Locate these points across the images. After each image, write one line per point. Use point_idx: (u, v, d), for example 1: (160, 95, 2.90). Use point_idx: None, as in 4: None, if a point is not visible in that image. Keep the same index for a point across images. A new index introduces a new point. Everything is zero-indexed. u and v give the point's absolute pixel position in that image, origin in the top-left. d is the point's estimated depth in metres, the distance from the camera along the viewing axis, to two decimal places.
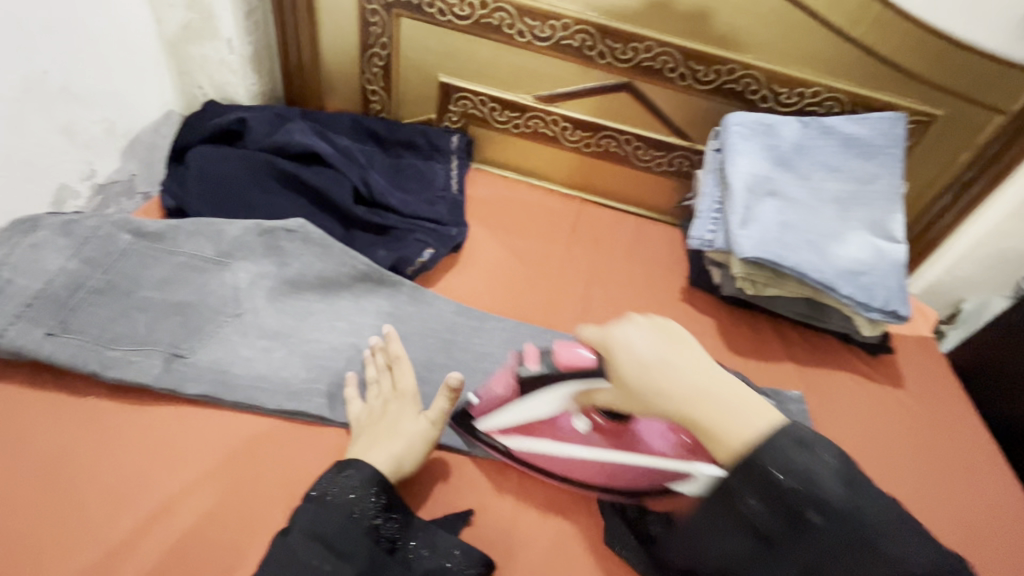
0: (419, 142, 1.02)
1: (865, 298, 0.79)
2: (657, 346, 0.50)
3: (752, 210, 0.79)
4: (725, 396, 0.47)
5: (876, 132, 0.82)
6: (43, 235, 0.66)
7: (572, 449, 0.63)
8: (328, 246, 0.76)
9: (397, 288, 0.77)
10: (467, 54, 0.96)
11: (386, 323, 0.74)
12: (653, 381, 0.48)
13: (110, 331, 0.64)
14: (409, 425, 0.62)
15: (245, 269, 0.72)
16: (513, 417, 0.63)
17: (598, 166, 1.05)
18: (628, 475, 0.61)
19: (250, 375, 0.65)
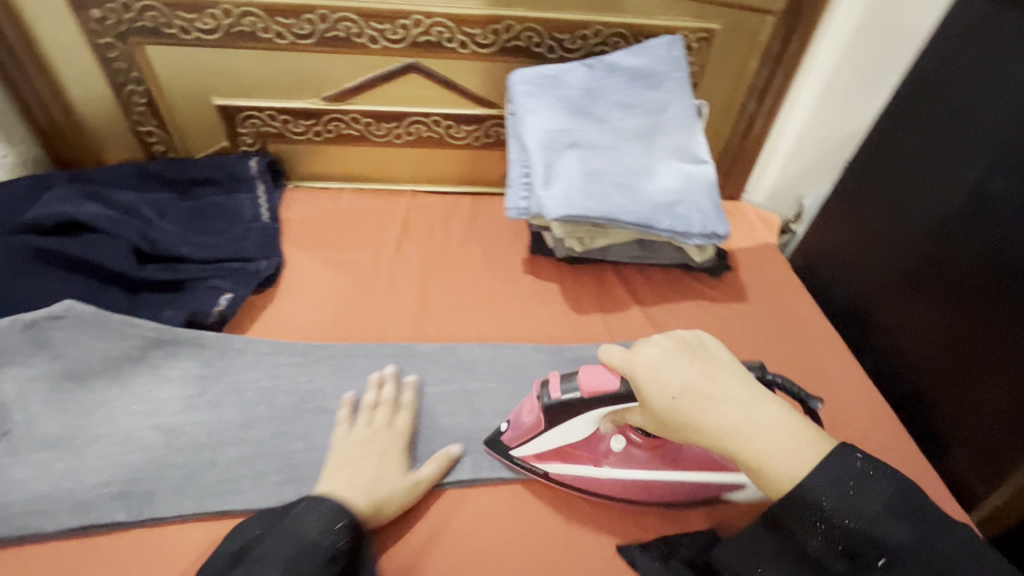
0: (215, 176, 0.93)
1: (684, 227, 0.79)
2: (699, 368, 0.50)
3: (554, 167, 0.76)
4: (781, 425, 0.47)
5: (657, 60, 0.81)
6: None
7: (610, 471, 0.61)
8: (105, 323, 0.67)
9: (200, 345, 0.69)
10: (233, 70, 0.87)
11: (195, 389, 0.66)
12: (703, 415, 0.48)
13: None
14: (387, 468, 0.59)
15: (9, 376, 0.62)
16: (549, 442, 0.60)
17: (419, 154, 1.00)
18: (669, 490, 0.61)
19: (23, 500, 0.56)
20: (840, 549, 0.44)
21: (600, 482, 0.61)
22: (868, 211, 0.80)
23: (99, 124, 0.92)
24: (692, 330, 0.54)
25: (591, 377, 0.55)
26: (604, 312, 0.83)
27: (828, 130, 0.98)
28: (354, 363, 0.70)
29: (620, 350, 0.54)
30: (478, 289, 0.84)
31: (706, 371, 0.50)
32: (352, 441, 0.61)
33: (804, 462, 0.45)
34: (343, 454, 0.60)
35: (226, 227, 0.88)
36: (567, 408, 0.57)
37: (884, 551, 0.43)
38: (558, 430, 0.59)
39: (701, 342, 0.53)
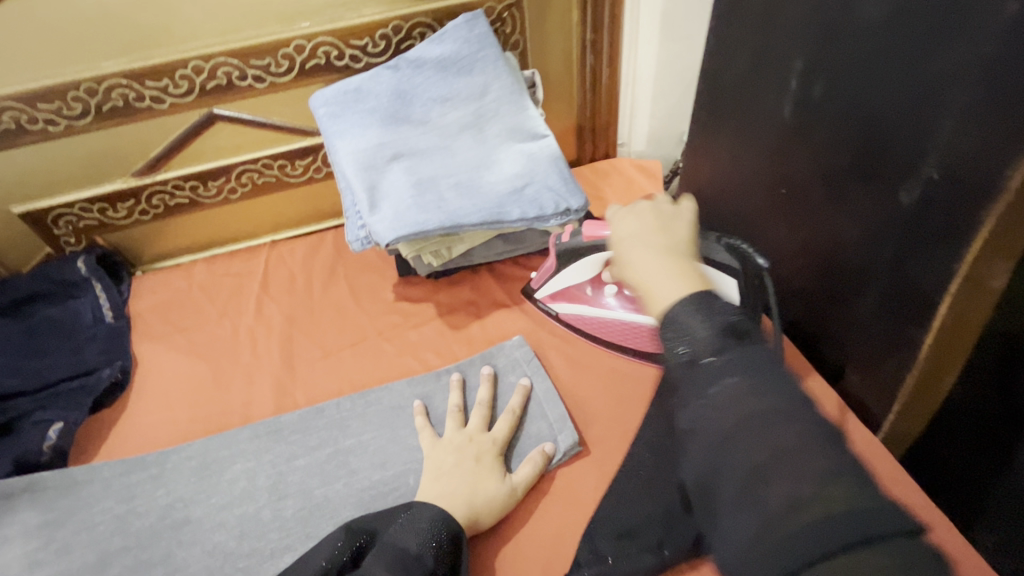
0: (43, 288, 0.84)
1: (536, 210, 0.73)
2: (659, 219, 0.52)
3: (378, 187, 0.70)
4: (676, 266, 0.44)
5: (459, 43, 0.75)
6: None
7: (606, 308, 0.70)
8: None
9: (38, 488, 0.62)
10: (19, 172, 0.79)
11: (38, 540, 0.59)
12: (630, 264, 0.47)
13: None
14: (482, 476, 0.57)
15: None
16: (559, 281, 0.72)
17: (264, 202, 0.92)
18: (652, 335, 0.67)
19: None
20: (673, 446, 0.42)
21: (594, 322, 0.71)
22: (722, 137, 0.72)
23: None
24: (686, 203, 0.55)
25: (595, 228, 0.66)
26: (483, 320, 0.77)
27: (679, 62, 0.93)
28: (216, 458, 0.64)
29: (612, 208, 0.56)
30: (349, 333, 0.78)
31: (657, 221, 0.51)
32: (448, 446, 0.60)
33: (678, 294, 0.41)
34: (434, 461, 0.59)
35: (61, 341, 0.80)
36: (575, 253, 0.69)
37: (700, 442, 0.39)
38: (567, 272, 0.71)
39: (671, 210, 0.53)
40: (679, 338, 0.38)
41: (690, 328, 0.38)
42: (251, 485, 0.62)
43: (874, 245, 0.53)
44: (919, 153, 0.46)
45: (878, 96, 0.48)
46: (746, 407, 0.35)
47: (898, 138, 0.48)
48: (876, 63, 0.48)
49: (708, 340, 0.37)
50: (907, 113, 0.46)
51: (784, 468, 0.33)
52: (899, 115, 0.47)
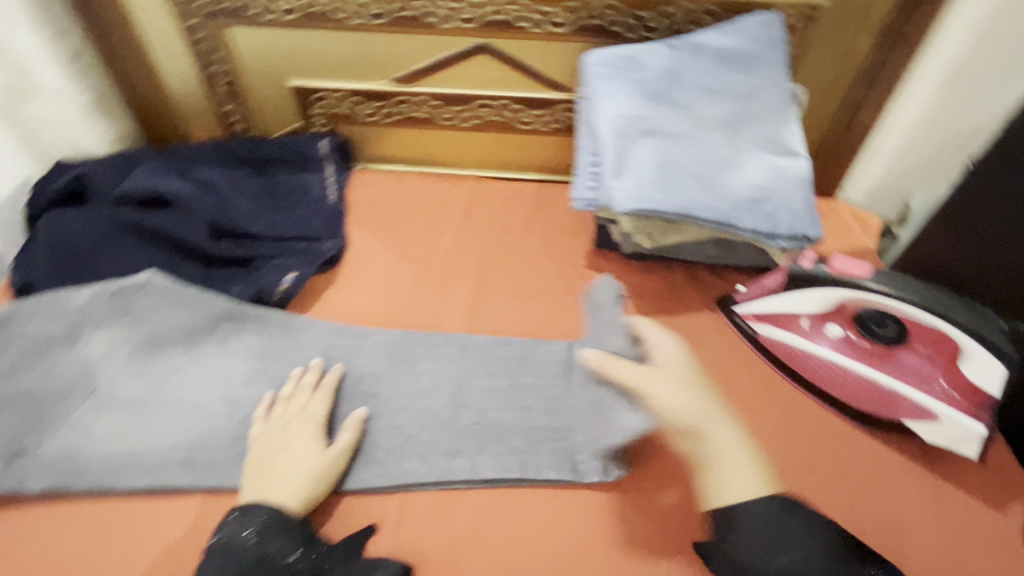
0: (288, 156, 0.95)
1: (769, 227, 0.71)
2: (675, 373, 0.59)
3: (627, 156, 0.71)
4: (744, 444, 0.55)
5: (748, 40, 0.73)
6: (26, 341, 0.67)
7: (820, 347, 0.67)
8: (181, 293, 0.70)
9: (264, 321, 0.71)
10: (308, 51, 0.88)
11: (257, 363, 0.69)
12: (654, 392, 0.56)
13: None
14: (299, 456, 0.59)
15: (98, 339, 0.68)
16: (774, 305, 0.70)
17: (486, 138, 0.97)
18: (860, 390, 0.65)
19: (104, 457, 0.61)
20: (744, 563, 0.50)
21: (797, 356, 0.68)
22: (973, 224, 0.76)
23: (188, 102, 0.97)
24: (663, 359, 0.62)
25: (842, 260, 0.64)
26: (668, 314, 0.77)
27: (951, 124, 0.85)
28: (406, 352, 0.70)
29: (597, 355, 0.59)
30: (538, 282, 0.81)
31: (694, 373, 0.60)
32: (272, 428, 0.61)
33: (750, 488, 0.52)
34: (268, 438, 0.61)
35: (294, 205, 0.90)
36: (806, 279, 0.65)
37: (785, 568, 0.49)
38: (790, 297, 0.68)
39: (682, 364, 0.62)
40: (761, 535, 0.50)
41: (777, 534, 0.50)
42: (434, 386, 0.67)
43: None
44: None
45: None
46: None
47: None
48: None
49: (808, 548, 0.50)
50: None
51: None
52: None
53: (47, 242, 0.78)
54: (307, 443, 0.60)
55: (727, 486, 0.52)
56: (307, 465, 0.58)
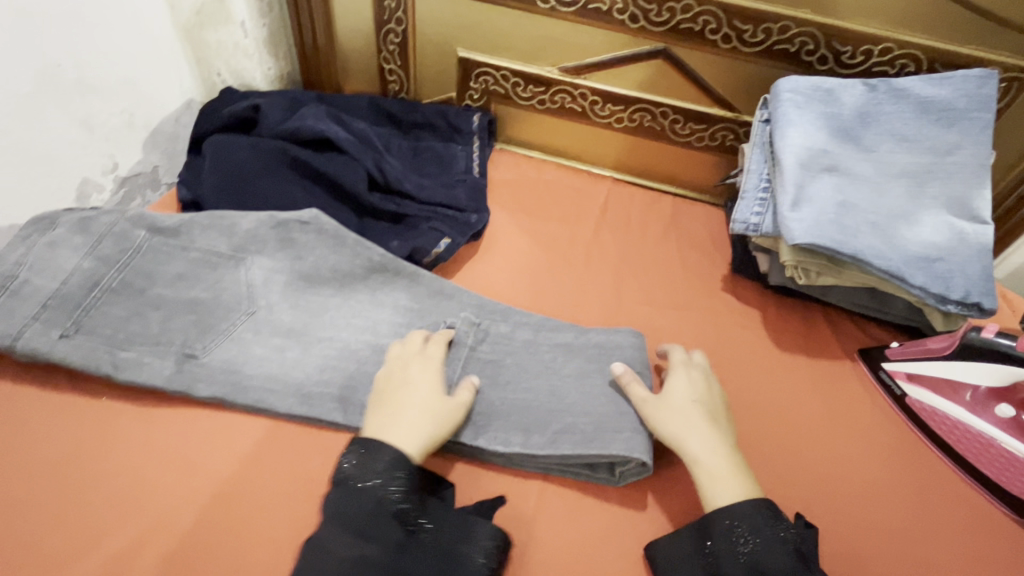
0: (438, 123, 0.97)
1: (941, 289, 0.68)
2: (680, 403, 0.62)
3: (805, 188, 0.69)
4: (731, 459, 0.58)
5: (958, 94, 0.70)
6: (195, 255, 0.71)
7: (980, 421, 0.65)
8: (342, 238, 0.73)
9: (414, 279, 0.73)
10: (485, 25, 0.89)
11: (405, 318, 0.71)
12: (658, 420, 0.60)
13: (123, 332, 0.65)
14: (432, 401, 0.61)
15: (259, 264, 0.72)
16: (934, 370, 0.68)
17: (633, 142, 0.97)
18: (1023, 476, 0.62)
19: (262, 375, 0.66)
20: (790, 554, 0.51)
21: (949, 424, 0.67)
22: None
23: (353, 54, 0.99)
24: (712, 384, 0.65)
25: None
26: (811, 357, 0.75)
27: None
28: (546, 339, 0.70)
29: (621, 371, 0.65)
30: (672, 295, 0.80)
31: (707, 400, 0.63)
32: (400, 362, 0.64)
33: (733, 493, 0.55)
34: (407, 378, 0.63)
35: (439, 172, 0.92)
36: (986, 350, 0.64)
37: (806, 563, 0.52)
38: (956, 365, 0.67)
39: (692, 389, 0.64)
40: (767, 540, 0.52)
41: (746, 517, 0.53)
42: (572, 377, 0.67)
43: None
44: None
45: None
46: None
47: None
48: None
49: (770, 539, 0.52)
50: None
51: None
52: None
53: (219, 166, 0.82)
54: (432, 388, 0.62)
55: (709, 492, 0.56)
56: (425, 405, 0.60)
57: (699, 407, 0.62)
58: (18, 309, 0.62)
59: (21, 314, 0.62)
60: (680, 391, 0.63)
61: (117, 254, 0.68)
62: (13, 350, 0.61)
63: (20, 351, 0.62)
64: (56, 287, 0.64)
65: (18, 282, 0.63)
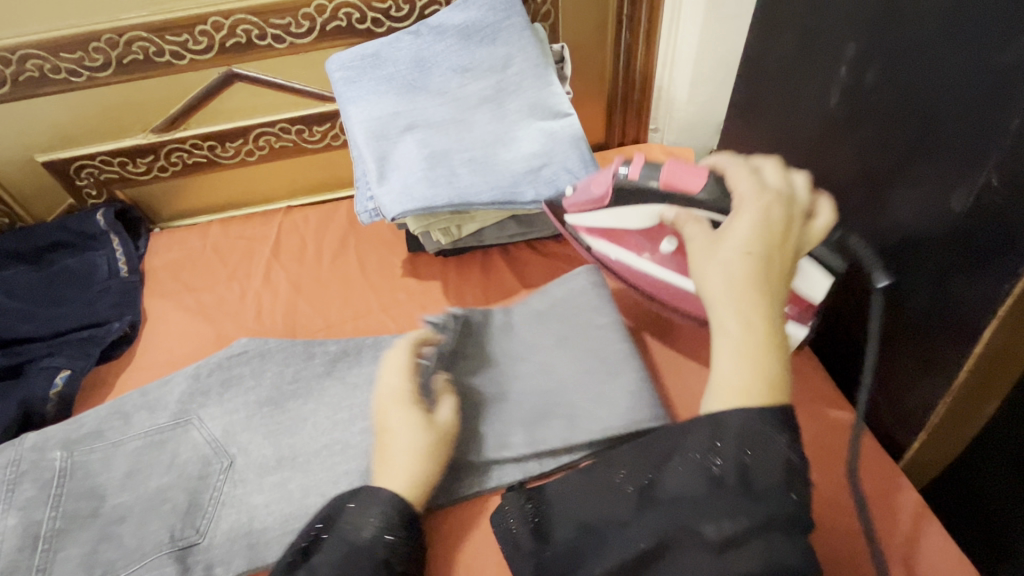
0: (64, 239, 0.86)
1: (552, 192, 0.69)
2: (735, 242, 0.43)
3: (388, 158, 0.67)
4: (754, 330, 0.41)
5: (484, 10, 0.72)
6: (173, 433, 0.63)
7: (648, 261, 0.63)
8: (268, 350, 0.69)
9: (97, 435, 0.62)
10: (43, 122, 0.79)
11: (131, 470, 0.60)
12: (707, 285, 0.43)
13: (101, 563, 0.54)
14: (410, 433, 0.54)
15: (209, 416, 0.64)
16: (603, 220, 0.63)
17: (281, 167, 0.91)
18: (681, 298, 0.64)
19: (279, 521, 0.56)
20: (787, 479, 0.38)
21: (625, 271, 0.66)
22: (757, 125, 0.70)
23: None
24: (794, 198, 0.47)
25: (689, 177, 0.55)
26: (490, 303, 0.76)
27: None
28: (203, 424, 0.63)
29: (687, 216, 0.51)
30: (352, 305, 0.78)
31: (758, 273, 0.42)
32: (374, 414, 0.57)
33: (730, 397, 0.40)
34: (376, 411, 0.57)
35: (77, 292, 0.81)
36: (635, 196, 0.59)
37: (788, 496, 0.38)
38: (615, 211, 0.61)
39: (791, 229, 0.45)
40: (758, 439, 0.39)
41: (759, 446, 0.39)
42: (240, 449, 0.61)
43: (917, 253, 0.51)
44: (984, 149, 0.43)
45: (930, 86, 0.46)
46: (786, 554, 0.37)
47: (931, 168, 0.48)
48: (926, 51, 0.46)
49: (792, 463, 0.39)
50: (970, 117, 0.44)
51: (760, 499, 0.38)
52: (918, 121, 0.48)
53: None
54: (412, 422, 0.54)
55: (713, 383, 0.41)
56: (409, 443, 0.53)
57: (779, 230, 0.44)
58: None
59: None
60: (740, 233, 0.44)
61: (42, 491, 0.57)
62: None
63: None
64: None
65: None
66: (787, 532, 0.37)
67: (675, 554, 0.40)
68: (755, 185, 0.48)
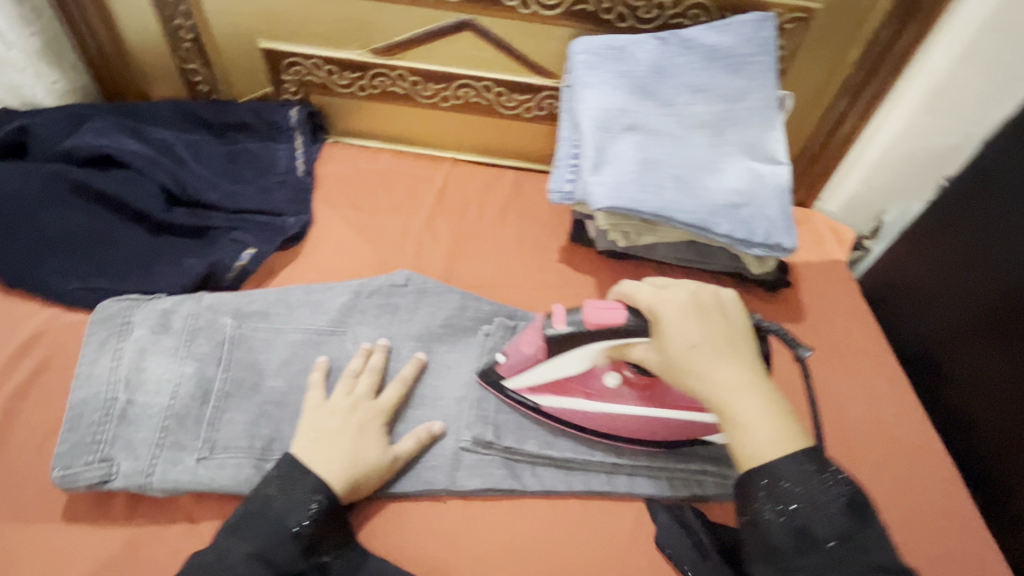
0: (253, 121, 0.89)
1: (745, 233, 0.69)
2: (716, 341, 0.51)
3: (606, 150, 0.69)
4: (752, 389, 0.49)
5: (740, 39, 0.71)
6: (333, 339, 0.65)
7: (600, 404, 0.60)
8: (432, 292, 0.71)
9: (264, 317, 0.65)
10: (282, 13, 0.83)
11: (298, 360, 0.63)
12: (702, 373, 0.50)
13: (260, 437, 0.56)
14: (363, 446, 0.56)
15: (365, 334, 0.66)
16: (543, 375, 0.59)
17: (465, 120, 0.93)
18: (671, 429, 0.60)
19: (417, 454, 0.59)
20: (792, 537, 0.45)
21: (587, 416, 0.61)
22: (959, 242, 0.71)
23: (150, 57, 0.90)
24: (716, 292, 0.54)
25: (597, 308, 0.54)
26: None
27: (929, 138, 0.82)
28: (359, 338, 0.66)
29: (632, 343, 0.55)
30: (505, 272, 0.80)
31: (706, 357, 0.50)
32: (327, 413, 0.57)
33: (770, 449, 0.47)
34: (313, 426, 0.56)
35: (257, 175, 0.85)
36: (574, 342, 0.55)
37: (836, 534, 0.45)
38: (556, 362, 0.58)
39: (721, 302, 0.54)
40: (802, 497, 0.46)
41: (806, 491, 0.46)
42: (389, 374, 0.64)
43: None
44: None
45: None
46: None
47: None
48: None
49: (818, 495, 0.46)
50: None
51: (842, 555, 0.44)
52: None
53: None
54: (368, 439, 0.57)
55: (735, 449, 0.48)
56: (353, 453, 0.55)
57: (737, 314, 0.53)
58: (139, 435, 0.54)
59: (145, 442, 0.54)
60: (678, 330, 0.51)
61: (216, 351, 0.60)
62: (151, 488, 0.52)
63: (160, 487, 0.52)
64: (166, 401, 0.56)
65: (122, 406, 0.55)
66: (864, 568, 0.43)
67: None
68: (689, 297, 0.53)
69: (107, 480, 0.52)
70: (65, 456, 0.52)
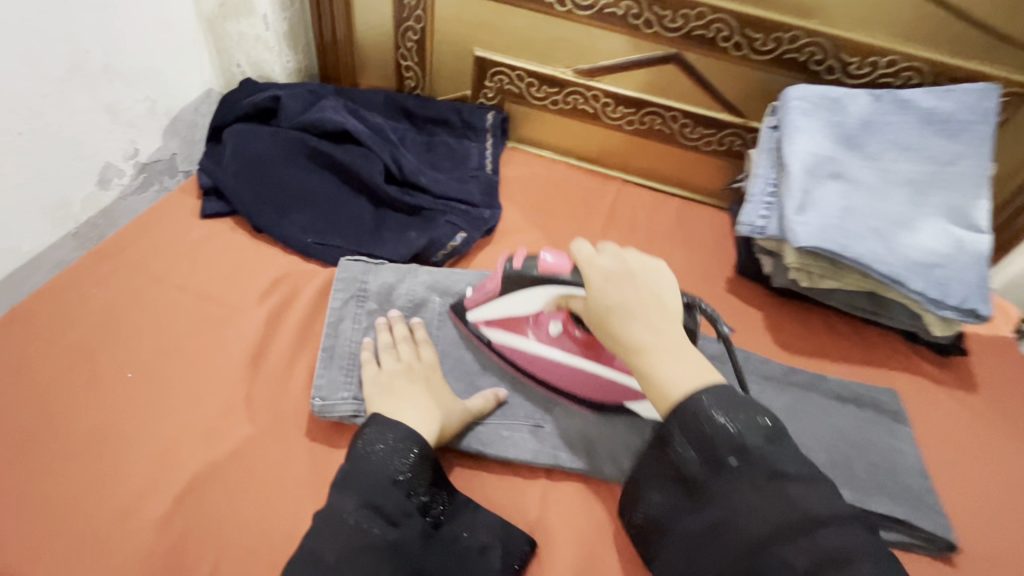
0: (453, 119, 0.98)
1: (939, 293, 0.70)
2: (630, 298, 0.53)
3: (811, 193, 0.72)
4: (669, 334, 0.52)
5: (961, 106, 0.73)
6: None
7: (539, 347, 0.65)
8: None
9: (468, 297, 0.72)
10: (503, 27, 0.92)
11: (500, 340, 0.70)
12: (622, 327, 0.52)
13: (474, 404, 0.63)
14: (439, 395, 0.60)
15: None
16: (498, 311, 0.65)
17: (641, 146, 0.98)
18: (572, 380, 0.64)
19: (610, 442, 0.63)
20: (705, 456, 0.47)
21: (527, 360, 0.66)
22: None
23: (373, 53, 1.01)
24: (640, 254, 0.57)
25: (548, 256, 0.59)
26: (806, 356, 0.78)
27: None
28: None
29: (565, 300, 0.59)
30: None
31: (651, 306, 0.53)
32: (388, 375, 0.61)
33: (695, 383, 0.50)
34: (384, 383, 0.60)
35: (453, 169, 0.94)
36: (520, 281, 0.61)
37: (736, 449, 0.46)
38: (509, 299, 0.63)
39: (653, 268, 0.56)
40: (723, 407, 0.48)
41: (725, 408, 0.48)
42: None
43: None
44: None
45: None
46: (793, 509, 0.44)
47: None
48: None
49: (744, 413, 0.47)
50: None
51: (764, 465, 0.46)
52: None
53: (240, 153, 0.81)
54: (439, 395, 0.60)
55: (663, 388, 0.51)
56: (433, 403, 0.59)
57: (657, 269, 0.56)
58: None
59: None
60: (609, 287, 0.54)
61: None
62: None
63: None
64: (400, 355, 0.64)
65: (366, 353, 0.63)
66: (776, 477, 0.45)
67: (726, 515, 0.46)
68: (610, 258, 0.56)
69: (357, 416, 0.60)
70: (324, 391, 0.61)
